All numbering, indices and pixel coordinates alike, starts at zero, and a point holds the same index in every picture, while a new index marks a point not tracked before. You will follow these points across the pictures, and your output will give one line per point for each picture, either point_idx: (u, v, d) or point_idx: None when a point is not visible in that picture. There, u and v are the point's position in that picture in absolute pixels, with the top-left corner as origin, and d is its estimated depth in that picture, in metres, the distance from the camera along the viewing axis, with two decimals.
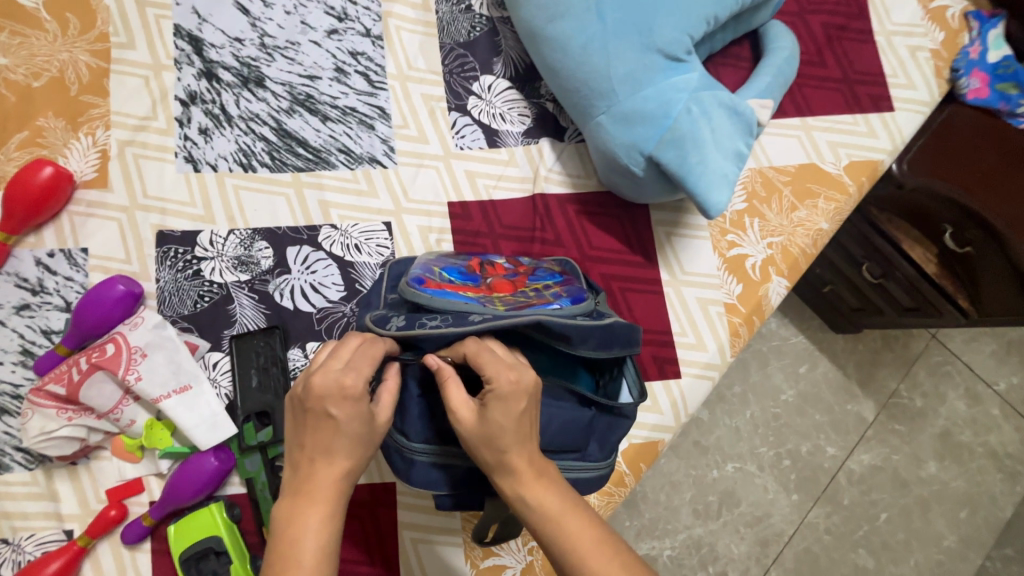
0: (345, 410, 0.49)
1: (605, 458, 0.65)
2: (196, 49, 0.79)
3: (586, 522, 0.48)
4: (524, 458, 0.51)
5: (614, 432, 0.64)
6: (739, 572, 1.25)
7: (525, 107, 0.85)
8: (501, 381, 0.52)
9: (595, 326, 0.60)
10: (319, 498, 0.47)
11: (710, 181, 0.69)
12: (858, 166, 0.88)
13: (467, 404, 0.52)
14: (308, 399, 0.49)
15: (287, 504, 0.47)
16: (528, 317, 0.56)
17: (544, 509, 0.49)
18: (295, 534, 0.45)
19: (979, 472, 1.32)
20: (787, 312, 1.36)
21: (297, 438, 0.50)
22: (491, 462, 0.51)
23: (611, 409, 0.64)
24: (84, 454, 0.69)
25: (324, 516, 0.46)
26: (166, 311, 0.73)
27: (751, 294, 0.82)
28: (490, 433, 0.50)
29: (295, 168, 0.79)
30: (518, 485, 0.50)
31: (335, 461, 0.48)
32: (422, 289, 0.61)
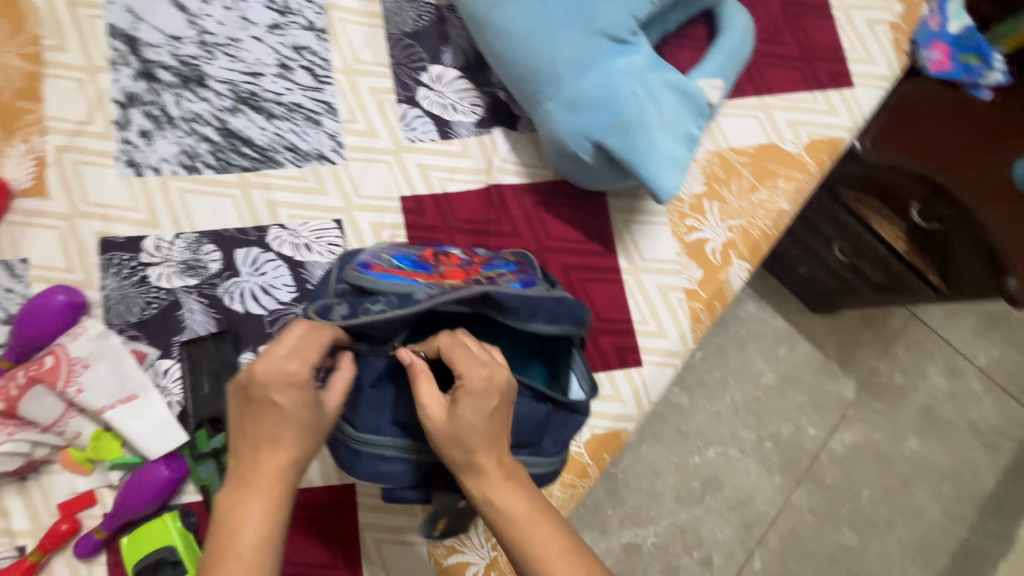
0: (291, 398, 0.46)
1: (558, 454, 0.64)
2: (132, 49, 0.77)
3: (552, 527, 0.48)
4: (490, 458, 0.49)
5: (569, 428, 0.63)
6: (724, 555, 1.25)
7: (477, 96, 0.83)
8: (471, 376, 0.50)
9: (541, 297, 0.59)
10: (263, 487, 0.44)
11: (659, 166, 0.68)
12: (818, 144, 0.87)
13: (438, 400, 0.50)
14: (252, 386, 0.45)
15: (229, 493, 0.44)
16: (476, 288, 0.54)
17: (509, 514, 0.48)
18: (235, 523, 0.42)
19: (962, 446, 1.32)
20: (763, 294, 1.35)
21: (239, 428, 0.46)
22: (460, 461, 0.50)
23: (567, 405, 0.63)
24: (33, 469, 0.68)
25: (268, 505, 0.44)
26: (112, 320, 0.71)
27: (712, 278, 0.81)
28: (459, 432, 0.49)
29: (240, 167, 0.77)
30: (485, 486, 0.49)
31: (281, 449, 0.45)
32: (366, 273, 0.59)
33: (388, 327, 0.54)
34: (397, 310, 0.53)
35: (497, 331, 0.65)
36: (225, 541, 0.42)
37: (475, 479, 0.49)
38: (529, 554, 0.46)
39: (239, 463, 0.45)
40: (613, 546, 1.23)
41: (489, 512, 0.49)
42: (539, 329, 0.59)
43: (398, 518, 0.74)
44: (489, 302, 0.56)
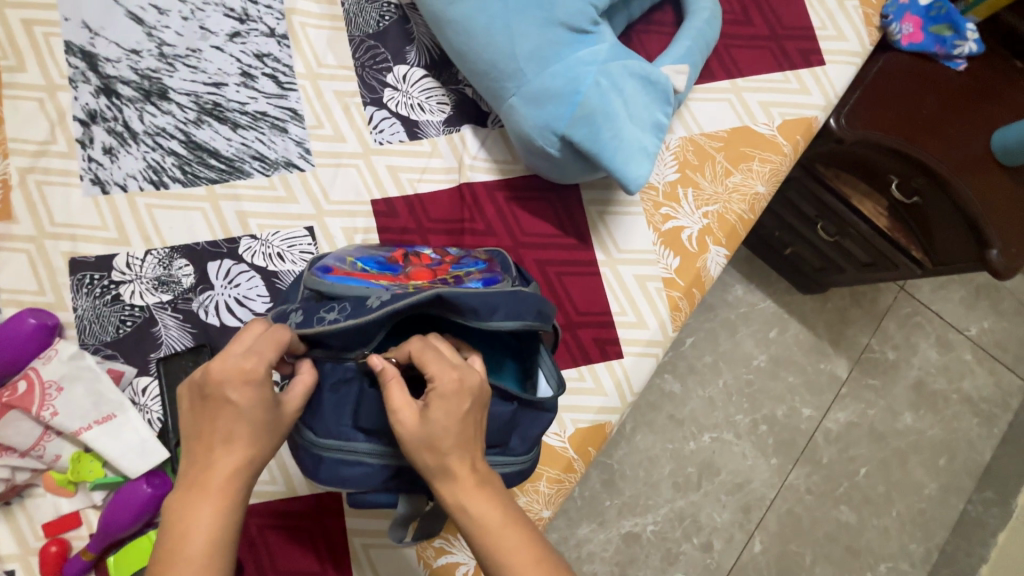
0: (247, 395, 0.44)
1: (527, 452, 0.63)
2: (90, 66, 0.76)
3: (524, 538, 0.46)
4: (464, 463, 0.48)
5: (537, 425, 0.63)
6: (723, 540, 1.25)
7: (444, 95, 0.82)
8: (442, 378, 0.49)
9: (502, 295, 0.58)
10: (212, 490, 0.43)
11: (626, 156, 0.68)
12: (792, 125, 0.86)
13: (409, 405, 0.48)
14: (207, 384, 0.44)
15: (177, 497, 0.43)
16: (427, 291, 0.53)
17: (483, 525, 0.46)
18: (182, 530, 0.41)
19: (956, 418, 1.32)
20: (751, 278, 1.34)
21: (193, 428, 0.45)
22: (433, 466, 0.48)
23: (534, 403, 0.62)
24: (16, 493, 0.67)
25: (216, 509, 0.42)
26: (87, 340, 0.71)
27: (689, 266, 0.80)
28: (432, 435, 0.47)
29: (208, 180, 0.77)
30: (459, 491, 0.47)
31: (235, 448, 0.44)
32: (325, 276, 0.60)
33: (342, 336, 0.54)
34: (350, 318, 0.53)
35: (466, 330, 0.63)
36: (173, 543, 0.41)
37: (447, 483, 0.47)
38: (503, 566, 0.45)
39: (191, 465, 0.44)
40: (612, 536, 1.24)
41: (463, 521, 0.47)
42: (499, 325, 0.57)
43: (386, 521, 0.74)
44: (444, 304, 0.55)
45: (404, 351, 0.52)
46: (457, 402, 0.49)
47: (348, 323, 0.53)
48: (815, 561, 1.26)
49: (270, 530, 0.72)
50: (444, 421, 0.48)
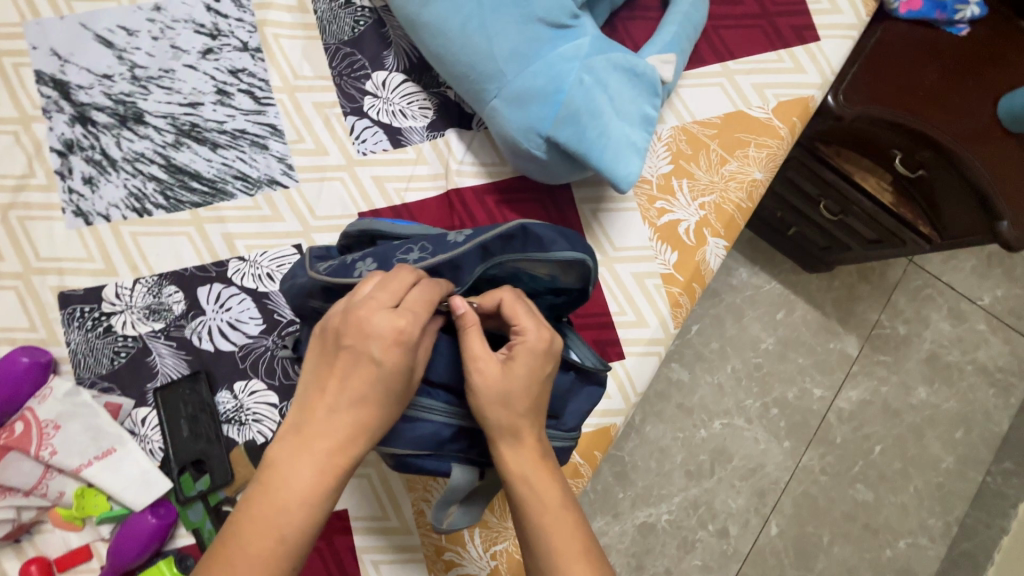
0: (391, 355, 0.46)
1: (574, 430, 0.64)
2: (63, 94, 0.75)
3: (575, 523, 0.50)
4: (532, 430, 0.51)
5: (587, 401, 0.65)
6: (739, 525, 1.25)
7: (426, 99, 0.80)
8: (532, 334, 0.51)
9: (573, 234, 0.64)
10: (322, 449, 0.44)
11: (615, 154, 0.66)
12: (787, 106, 0.83)
13: (491, 356, 0.50)
14: (352, 337, 0.46)
15: (286, 445, 0.45)
16: (513, 222, 0.60)
17: (543, 502, 0.50)
18: (285, 478, 0.43)
19: (972, 390, 1.30)
20: (755, 260, 1.32)
21: (318, 378, 0.46)
22: (505, 425, 0.50)
23: (588, 374, 0.65)
24: (25, 530, 0.67)
25: (319, 468, 0.44)
26: (82, 373, 0.71)
27: (688, 260, 0.78)
28: (511, 390, 0.50)
29: (192, 204, 0.75)
30: (524, 459, 0.51)
31: (357, 410, 0.46)
32: (379, 222, 0.64)
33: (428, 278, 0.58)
34: (435, 256, 0.58)
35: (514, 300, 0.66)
36: (274, 490, 0.43)
37: (515, 450, 0.51)
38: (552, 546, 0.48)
39: (304, 415, 0.46)
40: (626, 528, 1.23)
41: (524, 493, 0.50)
42: (571, 255, 0.60)
43: (395, 537, 0.73)
44: (524, 238, 0.60)
45: (494, 300, 0.53)
46: (539, 363, 0.51)
47: (437, 260, 0.57)
48: (833, 541, 1.25)
49: None
50: (524, 376, 0.50)
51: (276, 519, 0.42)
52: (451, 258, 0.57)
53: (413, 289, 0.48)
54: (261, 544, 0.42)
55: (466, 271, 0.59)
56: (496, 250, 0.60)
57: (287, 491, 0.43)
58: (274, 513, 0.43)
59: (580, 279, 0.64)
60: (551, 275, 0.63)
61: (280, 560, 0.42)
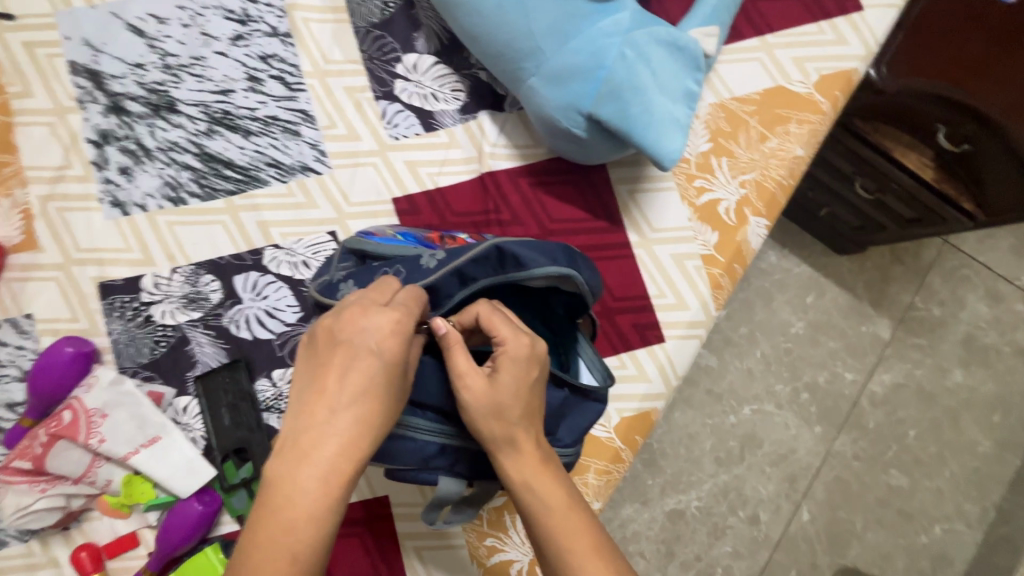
0: (390, 345, 0.45)
1: (574, 445, 0.63)
2: (96, 84, 0.75)
3: (583, 522, 0.47)
4: (527, 435, 0.50)
5: (587, 416, 0.63)
6: (770, 511, 1.23)
7: (457, 81, 0.79)
8: (512, 342, 0.50)
9: (557, 246, 0.62)
10: (325, 456, 0.41)
11: (659, 132, 0.64)
12: (830, 80, 0.80)
13: (476, 371, 0.49)
14: (346, 331, 0.44)
15: (282, 458, 0.41)
16: (488, 244, 0.59)
17: (547, 504, 0.48)
18: (288, 491, 0.40)
19: (1010, 372, 1.26)
20: (785, 243, 1.29)
21: (313, 382, 0.44)
22: (499, 436, 0.49)
23: (584, 392, 0.62)
24: (75, 518, 0.68)
25: (324, 475, 0.41)
26: (124, 363, 0.71)
27: (728, 240, 0.76)
28: (500, 402, 0.49)
29: (226, 192, 0.75)
30: (524, 465, 0.49)
31: (358, 407, 0.43)
32: (368, 239, 0.66)
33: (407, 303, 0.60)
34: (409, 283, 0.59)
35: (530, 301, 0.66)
36: (279, 507, 0.40)
37: (516, 458, 0.49)
38: (561, 547, 0.45)
39: (301, 423, 0.42)
40: (657, 515, 1.23)
41: (528, 499, 0.48)
42: (554, 270, 0.59)
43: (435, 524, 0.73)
44: (500, 259, 0.61)
45: (470, 315, 0.52)
46: (525, 368, 0.50)
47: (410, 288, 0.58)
48: (866, 527, 1.23)
49: None
50: (511, 385, 0.49)
51: (285, 538, 0.39)
52: (425, 285, 0.59)
53: (401, 290, 0.49)
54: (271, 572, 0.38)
55: (446, 294, 0.60)
56: (475, 274, 0.61)
57: (293, 505, 0.40)
58: (281, 532, 0.39)
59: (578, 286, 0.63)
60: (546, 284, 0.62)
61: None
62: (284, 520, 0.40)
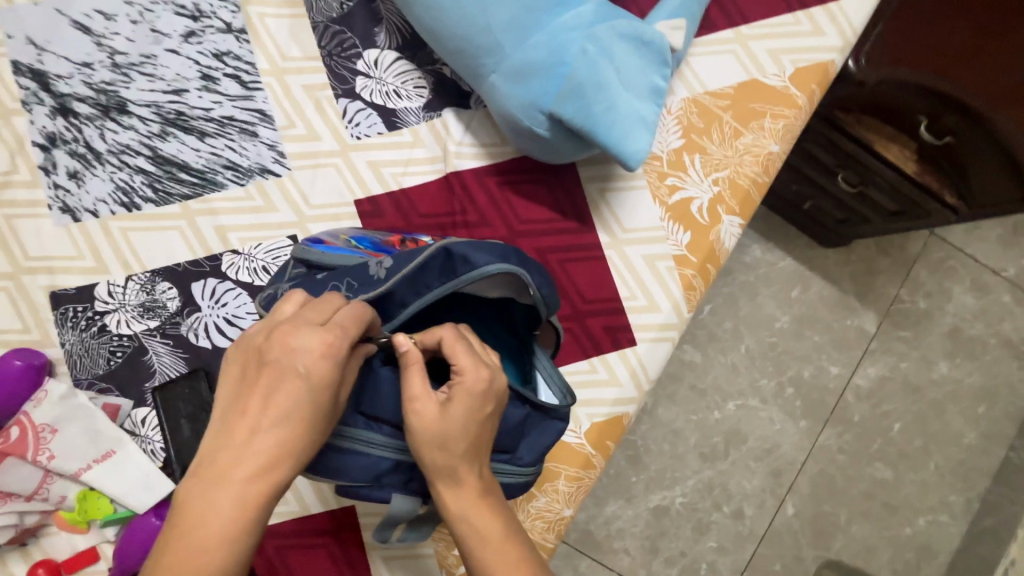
0: (318, 369, 0.43)
1: (533, 465, 0.61)
2: (42, 85, 0.72)
3: (520, 559, 0.47)
4: (473, 470, 0.48)
5: (548, 435, 0.61)
6: (755, 506, 1.23)
7: (421, 77, 0.76)
8: (471, 374, 0.47)
9: (510, 246, 0.59)
10: (242, 477, 0.41)
11: (623, 129, 0.62)
12: (805, 73, 0.77)
13: (430, 397, 0.47)
14: (275, 354, 0.43)
15: (200, 477, 0.41)
16: (435, 247, 0.56)
17: (484, 539, 0.47)
18: (202, 512, 0.40)
19: (996, 363, 1.25)
20: (769, 237, 1.27)
21: (238, 401, 0.43)
22: (441, 466, 0.48)
23: (545, 409, 0.60)
24: (31, 534, 0.66)
25: (240, 499, 0.41)
26: (79, 374, 0.69)
27: (701, 240, 0.74)
28: (447, 433, 0.47)
29: (181, 196, 0.72)
30: (464, 499, 0.48)
31: (281, 429, 0.42)
32: (313, 248, 0.63)
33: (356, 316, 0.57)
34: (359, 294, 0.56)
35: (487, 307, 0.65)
36: (193, 528, 0.40)
37: (455, 490, 0.48)
38: None
39: (222, 443, 0.42)
40: (641, 511, 1.22)
41: (464, 531, 0.48)
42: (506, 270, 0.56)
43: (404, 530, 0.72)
44: (450, 262, 0.57)
45: (434, 336, 0.50)
46: (478, 403, 0.48)
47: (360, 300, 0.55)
48: (851, 520, 1.23)
49: (285, 548, 0.70)
50: (462, 418, 0.47)
51: (195, 560, 0.39)
52: (375, 295, 0.55)
53: (343, 307, 0.47)
54: None
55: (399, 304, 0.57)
56: (429, 280, 0.57)
57: (206, 527, 0.40)
58: (192, 554, 0.39)
59: (533, 299, 0.60)
60: (502, 293, 0.62)
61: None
62: (196, 541, 0.40)
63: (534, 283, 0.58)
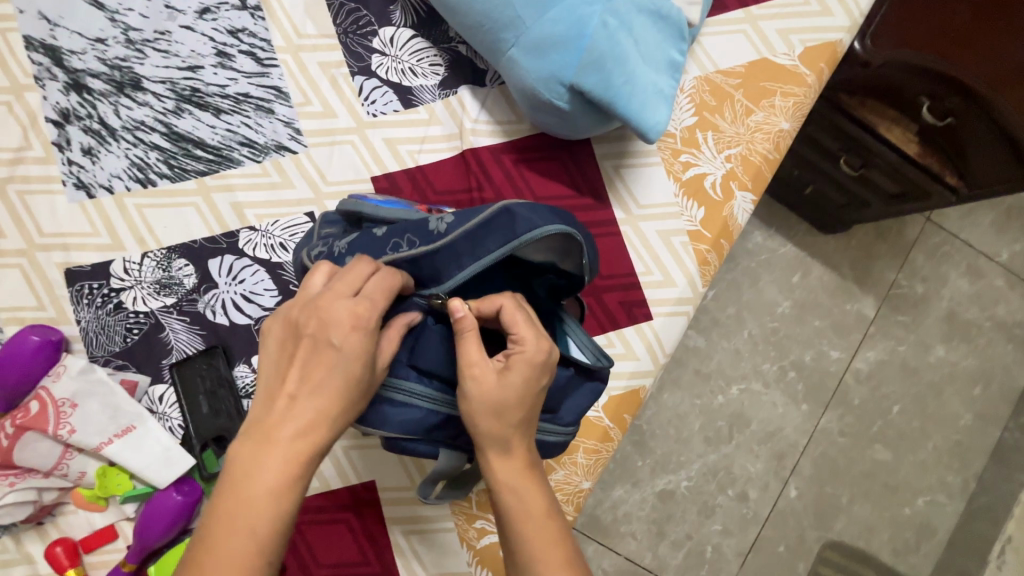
0: (352, 340, 0.44)
1: (572, 425, 0.62)
2: (55, 60, 0.71)
3: (557, 532, 0.50)
4: (521, 440, 0.52)
5: (586, 396, 0.62)
6: (759, 489, 1.24)
7: (436, 55, 0.76)
8: (531, 345, 0.51)
9: (565, 212, 0.59)
10: (284, 441, 0.42)
11: (642, 102, 0.63)
12: (814, 52, 0.79)
13: (487, 364, 0.50)
14: (311, 327, 0.44)
15: (245, 443, 0.43)
16: (495, 207, 0.55)
17: (527, 509, 0.50)
18: (249, 475, 0.42)
19: (991, 346, 1.28)
20: (770, 223, 1.29)
21: (277, 371, 0.45)
22: (494, 434, 0.50)
23: (586, 371, 0.62)
24: (48, 513, 0.66)
25: (284, 462, 0.42)
26: (95, 352, 0.68)
27: (715, 216, 0.75)
28: (505, 401, 0.50)
29: (197, 172, 0.72)
30: (511, 468, 0.51)
31: (319, 397, 0.44)
32: (365, 203, 0.63)
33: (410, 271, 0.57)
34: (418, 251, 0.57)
35: (517, 271, 0.64)
36: (241, 488, 0.41)
37: (503, 459, 0.51)
38: (534, 554, 0.49)
39: (264, 411, 0.44)
40: (647, 495, 1.23)
41: (509, 499, 0.51)
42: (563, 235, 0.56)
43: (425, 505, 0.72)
44: (510, 224, 0.56)
45: (494, 305, 0.53)
46: (535, 374, 0.51)
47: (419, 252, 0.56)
48: (852, 501, 1.25)
49: (304, 524, 0.70)
50: (518, 386, 0.50)
51: (241, 518, 0.41)
52: (436, 250, 0.56)
53: (372, 278, 0.48)
54: (234, 551, 0.40)
55: (454, 264, 0.57)
56: (484, 240, 0.56)
57: (254, 488, 0.41)
58: (243, 512, 0.41)
59: (579, 265, 0.61)
60: (546, 258, 0.61)
61: (254, 559, 0.40)
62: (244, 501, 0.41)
63: (586, 251, 0.59)
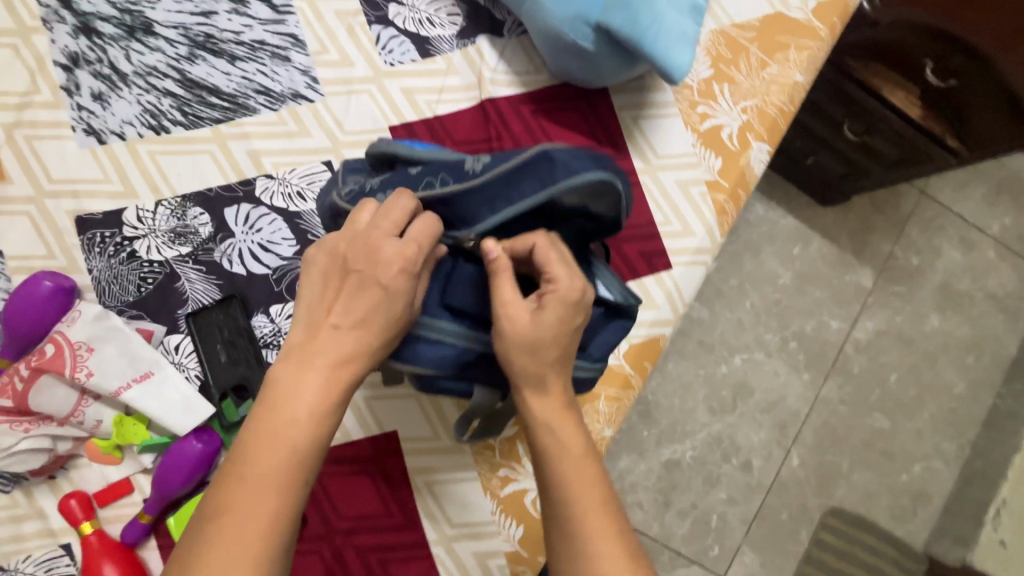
0: (397, 279, 0.45)
1: (601, 361, 0.63)
2: (64, 3, 0.70)
3: (595, 473, 0.49)
4: (559, 379, 0.51)
5: (615, 332, 0.63)
6: (762, 458, 1.26)
7: (454, 5, 0.76)
8: (564, 284, 0.51)
9: (603, 159, 0.57)
10: (324, 367, 0.43)
11: (667, 44, 0.63)
12: (827, 7, 0.80)
13: (519, 302, 0.50)
14: (360, 262, 0.45)
15: (285, 365, 0.43)
16: (534, 149, 0.55)
17: (565, 448, 0.49)
18: (287, 396, 0.41)
19: (983, 316, 1.32)
20: (771, 195, 1.31)
21: (321, 300, 0.45)
22: (531, 372, 0.50)
23: (614, 309, 0.62)
24: (60, 466, 0.64)
25: (322, 388, 0.42)
26: (108, 301, 0.67)
27: (732, 165, 0.76)
28: (539, 338, 0.49)
29: (212, 120, 0.71)
30: (549, 406, 0.51)
31: (361, 331, 0.44)
32: (398, 143, 0.62)
33: (443, 209, 0.57)
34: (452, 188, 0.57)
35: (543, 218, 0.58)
36: (278, 408, 0.41)
37: (541, 398, 0.51)
38: (570, 493, 0.47)
39: (306, 337, 0.44)
40: (652, 465, 1.24)
41: (547, 437, 0.50)
42: (601, 179, 0.55)
43: (445, 457, 0.71)
44: (547, 167, 0.55)
45: (527, 244, 0.53)
46: (569, 312, 0.51)
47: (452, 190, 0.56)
48: (852, 468, 1.27)
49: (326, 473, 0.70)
50: (553, 324, 0.50)
51: (280, 438, 0.40)
52: (471, 187, 0.56)
53: (418, 221, 0.48)
54: (268, 466, 0.39)
55: (487, 206, 0.57)
56: (520, 184, 0.56)
57: (291, 409, 0.41)
58: (279, 430, 0.40)
59: (614, 207, 0.58)
60: (577, 202, 0.56)
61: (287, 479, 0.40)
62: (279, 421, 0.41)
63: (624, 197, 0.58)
